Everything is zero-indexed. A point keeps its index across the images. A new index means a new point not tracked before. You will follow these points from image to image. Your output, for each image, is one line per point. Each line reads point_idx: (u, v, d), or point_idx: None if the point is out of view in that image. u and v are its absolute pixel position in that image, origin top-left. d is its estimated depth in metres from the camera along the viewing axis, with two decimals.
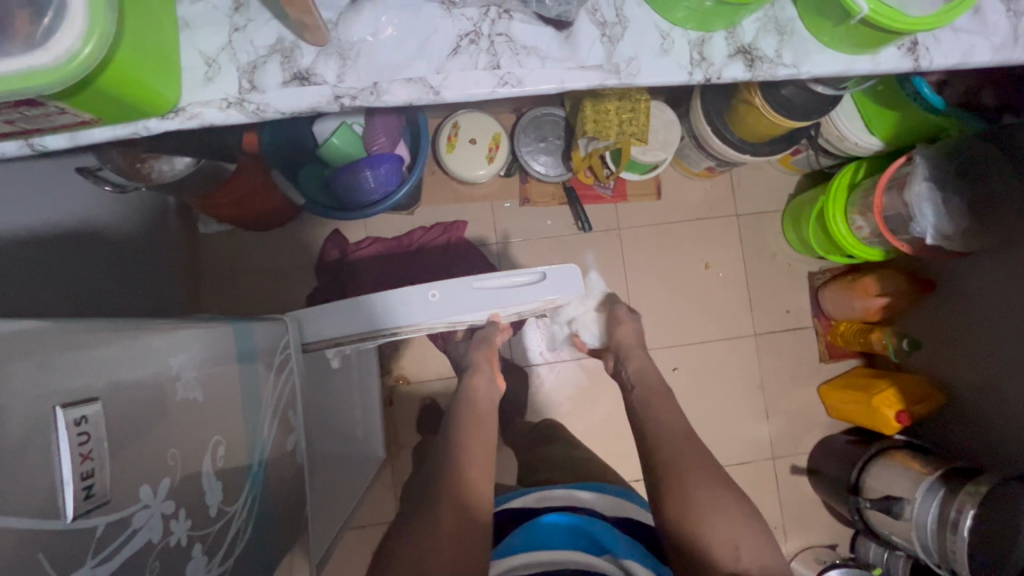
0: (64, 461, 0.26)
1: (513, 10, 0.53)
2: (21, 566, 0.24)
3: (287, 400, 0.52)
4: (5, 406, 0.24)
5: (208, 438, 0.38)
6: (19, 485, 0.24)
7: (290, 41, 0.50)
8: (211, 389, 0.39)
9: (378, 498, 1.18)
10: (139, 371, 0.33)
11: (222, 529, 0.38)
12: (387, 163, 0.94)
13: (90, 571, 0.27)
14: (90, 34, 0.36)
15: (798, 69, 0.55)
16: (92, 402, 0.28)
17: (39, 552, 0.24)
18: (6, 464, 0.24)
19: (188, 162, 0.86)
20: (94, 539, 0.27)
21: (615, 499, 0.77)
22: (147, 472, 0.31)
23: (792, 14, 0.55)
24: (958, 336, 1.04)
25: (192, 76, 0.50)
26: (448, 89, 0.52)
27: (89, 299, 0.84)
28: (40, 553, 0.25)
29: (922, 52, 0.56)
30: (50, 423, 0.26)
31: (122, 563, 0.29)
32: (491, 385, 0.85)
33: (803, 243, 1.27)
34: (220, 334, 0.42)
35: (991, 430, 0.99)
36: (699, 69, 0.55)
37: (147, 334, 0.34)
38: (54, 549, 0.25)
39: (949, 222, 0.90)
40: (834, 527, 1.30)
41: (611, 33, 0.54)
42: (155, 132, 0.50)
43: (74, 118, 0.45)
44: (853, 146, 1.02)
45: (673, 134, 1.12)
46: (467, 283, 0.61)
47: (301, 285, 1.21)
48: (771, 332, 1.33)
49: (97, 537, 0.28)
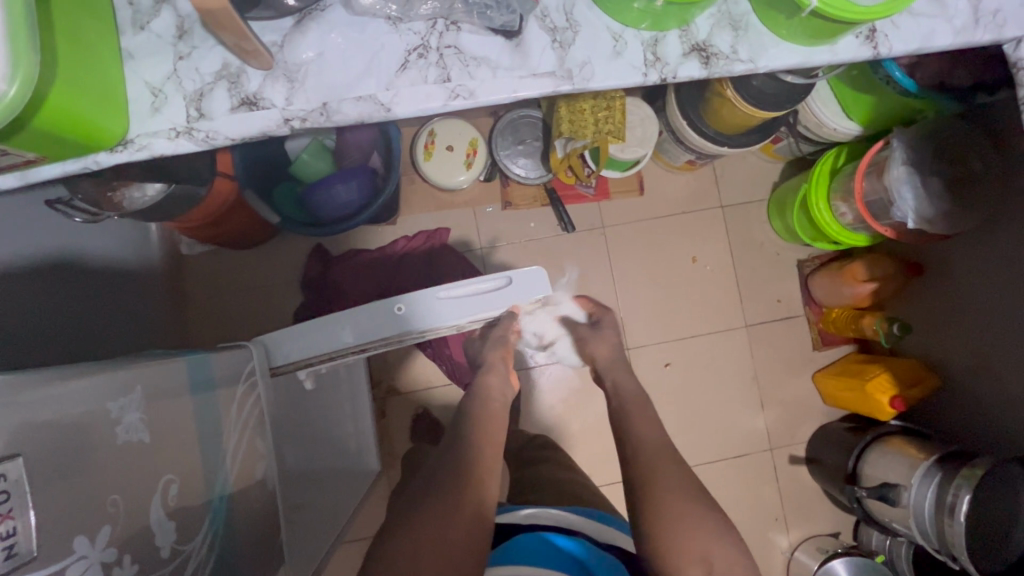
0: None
1: (460, 22, 0.52)
2: None
3: (254, 424, 0.52)
4: None
5: (158, 479, 0.37)
6: None
7: (235, 67, 0.50)
8: (159, 427, 0.39)
9: (374, 510, 1.18)
10: (73, 417, 0.32)
11: (177, 568, 0.37)
12: (357, 177, 0.95)
13: None
14: (14, 75, 0.35)
15: (755, 63, 0.55)
16: (13, 458, 0.28)
17: None
18: None
19: (160, 188, 0.82)
20: None
21: (599, 523, 0.76)
22: (83, 521, 0.31)
23: (745, 8, 0.54)
24: (947, 319, 1.03)
25: (138, 108, 0.49)
26: (399, 104, 0.51)
27: (69, 328, 0.83)
28: None
29: (881, 39, 0.55)
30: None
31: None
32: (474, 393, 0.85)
33: (790, 231, 1.26)
34: (171, 369, 0.41)
35: (982, 411, 0.98)
36: (654, 70, 0.54)
37: (85, 378, 0.34)
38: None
39: (929, 205, 0.88)
40: (835, 515, 1.29)
41: (562, 38, 0.53)
42: (106, 165, 0.50)
43: (19, 157, 0.45)
44: (832, 131, 1.01)
45: (650, 129, 1.11)
46: (434, 293, 0.63)
47: (286, 301, 1.21)
48: (762, 322, 1.32)
49: None
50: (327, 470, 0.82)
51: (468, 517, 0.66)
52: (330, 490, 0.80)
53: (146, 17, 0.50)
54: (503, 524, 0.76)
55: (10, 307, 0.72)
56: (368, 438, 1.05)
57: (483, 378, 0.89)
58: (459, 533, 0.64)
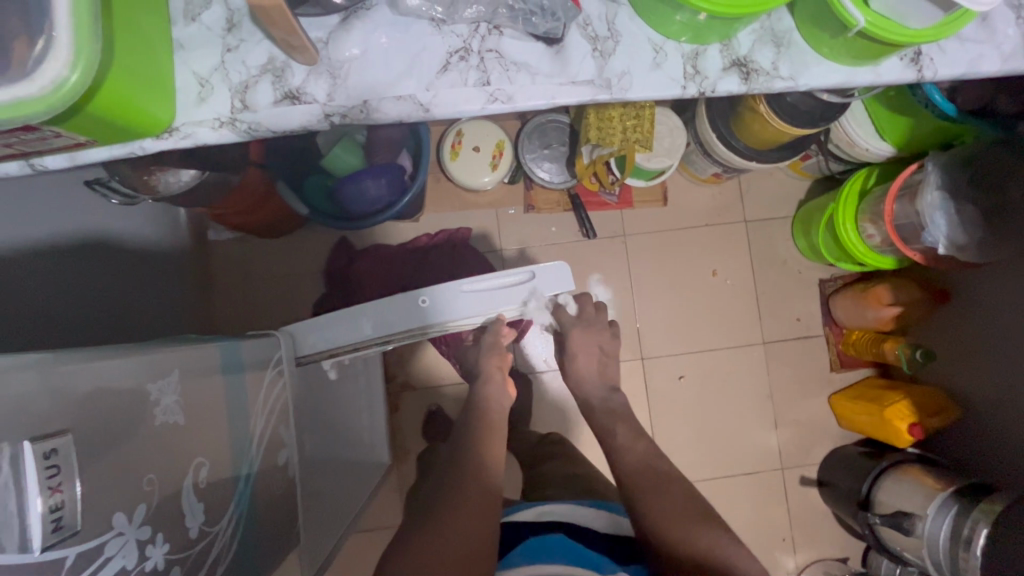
0: (32, 493, 0.25)
1: (503, 26, 0.53)
2: None
3: (278, 413, 0.53)
4: None
5: (189, 460, 0.38)
6: None
7: (281, 61, 0.51)
8: (193, 409, 0.40)
9: (383, 504, 1.19)
10: (116, 396, 0.33)
11: (203, 550, 0.38)
12: (389, 174, 0.97)
13: None
14: (76, 62, 0.36)
15: (795, 81, 0.54)
16: (62, 434, 0.28)
17: None
18: None
19: (194, 174, 0.84)
20: (62, 571, 0.27)
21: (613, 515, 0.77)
22: (121, 499, 0.32)
23: (789, 25, 0.54)
24: (973, 348, 1.01)
25: (185, 97, 0.50)
26: (438, 106, 0.52)
27: (102, 307, 0.86)
28: None
29: (926, 62, 0.54)
30: (15, 456, 0.26)
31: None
32: (494, 392, 0.88)
33: (813, 250, 1.25)
34: (203, 352, 0.42)
35: (1005, 446, 0.96)
36: (693, 82, 0.54)
37: (131, 357, 0.35)
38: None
39: (962, 232, 0.87)
40: (845, 540, 1.27)
41: (602, 47, 0.53)
42: (151, 152, 0.51)
43: (70, 140, 0.46)
44: (864, 151, 1.00)
45: (678, 141, 1.10)
46: (457, 289, 0.63)
47: (308, 291, 1.23)
48: (780, 341, 1.30)
49: (66, 567, 0.27)
50: (344, 461, 0.83)
51: (482, 523, 0.67)
52: (345, 482, 0.81)
53: (197, 8, 0.51)
54: (513, 522, 0.76)
55: (45, 286, 0.74)
56: (380, 431, 1.06)
57: (485, 382, 0.89)
58: (477, 537, 0.65)
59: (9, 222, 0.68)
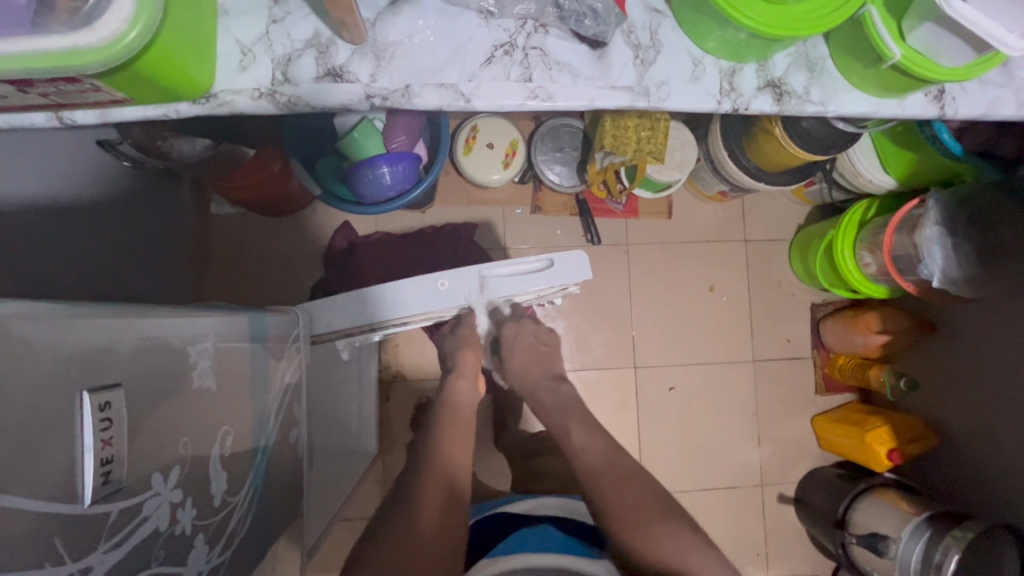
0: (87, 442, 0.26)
1: (549, 26, 0.53)
2: (40, 552, 0.24)
3: (293, 391, 0.52)
4: (41, 390, 0.24)
5: (216, 429, 0.38)
6: (45, 467, 0.24)
7: (326, 38, 0.51)
8: (224, 375, 0.40)
9: (366, 492, 1.18)
10: (162, 358, 0.33)
11: (224, 518, 0.38)
12: (405, 162, 0.94)
13: (100, 556, 0.27)
14: (136, 18, 0.37)
15: (825, 107, 0.56)
16: (114, 387, 0.29)
17: (55, 538, 0.24)
18: (35, 452, 0.24)
19: (208, 143, 0.85)
20: (107, 524, 0.27)
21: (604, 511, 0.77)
22: (158, 460, 0.31)
23: (823, 52, 0.56)
24: (955, 380, 1.05)
25: (227, 64, 0.50)
26: (478, 98, 0.52)
27: (99, 270, 0.83)
28: (56, 539, 0.25)
29: (948, 101, 0.56)
30: (75, 406, 0.26)
31: (132, 550, 0.29)
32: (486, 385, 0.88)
33: (808, 274, 1.28)
34: (236, 320, 0.42)
35: (981, 479, 1.00)
36: (727, 99, 0.55)
37: (167, 316, 0.35)
38: (72, 538, 0.25)
39: (956, 267, 0.91)
40: (816, 558, 1.30)
41: (643, 56, 0.54)
42: (185, 116, 0.50)
43: (107, 96, 0.46)
44: (867, 182, 1.04)
45: (689, 155, 1.12)
46: (477, 272, 0.63)
47: (308, 272, 1.22)
48: (769, 360, 1.33)
49: (110, 522, 0.28)
50: (338, 445, 0.83)
51: (460, 528, 0.67)
52: (338, 466, 0.80)
53: None
54: (504, 517, 0.76)
55: (44, 243, 0.72)
56: (370, 419, 1.06)
57: (475, 374, 0.89)
58: (460, 533, 0.67)
59: (19, 176, 0.67)
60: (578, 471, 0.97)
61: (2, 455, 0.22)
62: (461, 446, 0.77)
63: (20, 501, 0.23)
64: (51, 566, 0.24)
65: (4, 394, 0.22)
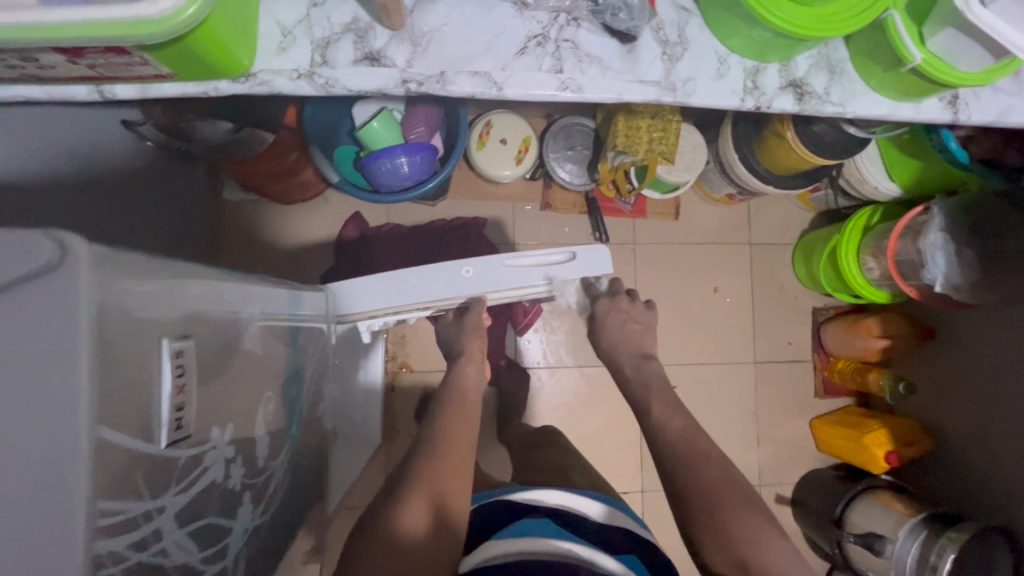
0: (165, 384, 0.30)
1: (581, 19, 0.55)
2: (127, 485, 0.27)
3: (318, 368, 0.56)
4: (131, 334, 0.27)
5: (261, 395, 0.42)
6: (132, 405, 0.27)
7: (365, 23, 0.52)
8: (265, 346, 0.43)
9: (369, 481, 1.19)
10: (214, 318, 0.36)
11: (262, 482, 0.44)
12: (423, 153, 0.95)
13: (173, 497, 0.32)
14: None
15: (844, 108, 0.58)
16: (187, 339, 0.32)
17: (142, 474, 0.28)
18: (126, 392, 0.27)
19: (230, 128, 0.88)
20: (179, 467, 0.32)
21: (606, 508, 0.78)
22: (217, 417, 0.36)
23: (843, 54, 0.58)
24: (954, 384, 1.07)
25: (267, 44, 0.51)
26: (511, 86, 0.54)
27: None
28: (141, 475, 0.28)
29: (962, 106, 0.58)
30: (160, 352, 0.30)
31: (195, 495, 0.34)
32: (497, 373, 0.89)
33: (811, 278, 1.30)
34: (272, 293, 0.45)
35: (977, 483, 1.02)
36: (751, 96, 0.57)
37: (219, 282, 0.37)
38: (151, 474, 0.29)
39: (958, 273, 0.93)
40: (811, 559, 1.32)
41: (671, 52, 0.56)
42: (224, 94, 0.51)
43: (152, 70, 0.47)
44: (873, 188, 1.06)
45: (699, 157, 1.14)
46: (501, 261, 0.64)
47: (318, 261, 1.22)
48: (770, 363, 1.35)
49: (181, 465, 0.32)
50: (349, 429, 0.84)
51: (463, 512, 0.69)
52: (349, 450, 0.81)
53: None
54: (508, 506, 0.76)
55: (63, 219, 0.72)
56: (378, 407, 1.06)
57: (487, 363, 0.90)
58: (459, 524, 0.68)
59: None
60: (582, 466, 0.99)
61: (102, 392, 0.25)
62: (465, 434, 0.77)
63: (117, 435, 0.26)
64: (136, 498, 0.28)
65: (106, 333, 0.26)
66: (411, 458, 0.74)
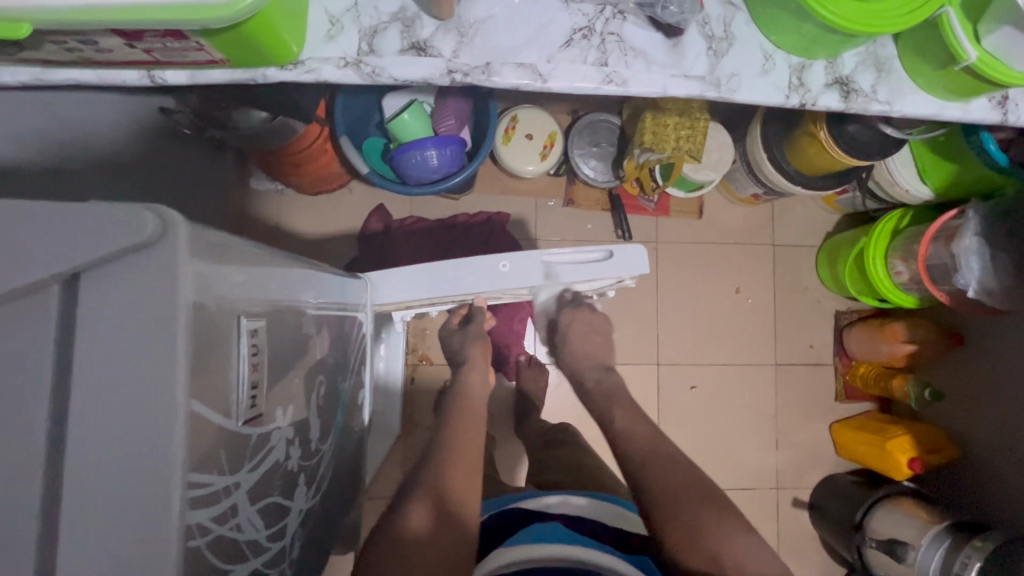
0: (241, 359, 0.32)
1: (627, 13, 0.55)
2: (212, 454, 0.29)
3: (355, 352, 0.58)
4: (213, 309, 0.29)
5: (312, 379, 0.45)
6: (215, 378, 0.29)
7: (412, 12, 0.52)
8: (314, 330, 0.45)
9: (387, 472, 1.19)
10: (273, 300, 0.37)
11: (314, 466, 0.46)
12: (453, 146, 0.96)
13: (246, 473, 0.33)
14: None
15: (891, 106, 0.57)
16: (257, 320, 0.35)
17: (224, 447, 0.30)
18: (209, 366, 0.28)
19: (265, 117, 0.86)
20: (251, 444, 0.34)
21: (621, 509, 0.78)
22: (279, 399, 0.38)
23: (892, 52, 0.57)
24: (982, 392, 1.06)
25: (315, 32, 0.51)
26: (555, 78, 0.53)
27: None
28: (222, 449, 0.30)
29: (1011, 107, 0.57)
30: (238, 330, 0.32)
31: (263, 472, 0.36)
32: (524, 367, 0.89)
33: (836, 280, 1.28)
34: (317, 278, 0.47)
35: (1004, 491, 1.01)
36: (796, 93, 0.56)
37: (276, 267, 0.39)
38: (230, 447, 0.31)
39: (993, 278, 0.92)
40: (828, 564, 1.31)
41: (717, 47, 0.55)
42: (271, 81, 0.52)
43: (206, 55, 0.47)
44: (904, 191, 1.05)
45: (726, 156, 1.13)
46: (539, 257, 0.64)
47: (341, 252, 1.23)
48: (791, 365, 1.34)
49: (253, 442, 0.34)
50: None
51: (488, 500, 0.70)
52: None
53: None
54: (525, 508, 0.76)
55: None
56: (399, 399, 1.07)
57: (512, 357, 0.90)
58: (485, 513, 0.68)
59: None
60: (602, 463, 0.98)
61: (193, 363, 0.27)
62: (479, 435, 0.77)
63: (205, 406, 0.28)
64: (218, 468, 0.30)
65: (199, 306, 0.28)
66: (437, 449, 0.74)
